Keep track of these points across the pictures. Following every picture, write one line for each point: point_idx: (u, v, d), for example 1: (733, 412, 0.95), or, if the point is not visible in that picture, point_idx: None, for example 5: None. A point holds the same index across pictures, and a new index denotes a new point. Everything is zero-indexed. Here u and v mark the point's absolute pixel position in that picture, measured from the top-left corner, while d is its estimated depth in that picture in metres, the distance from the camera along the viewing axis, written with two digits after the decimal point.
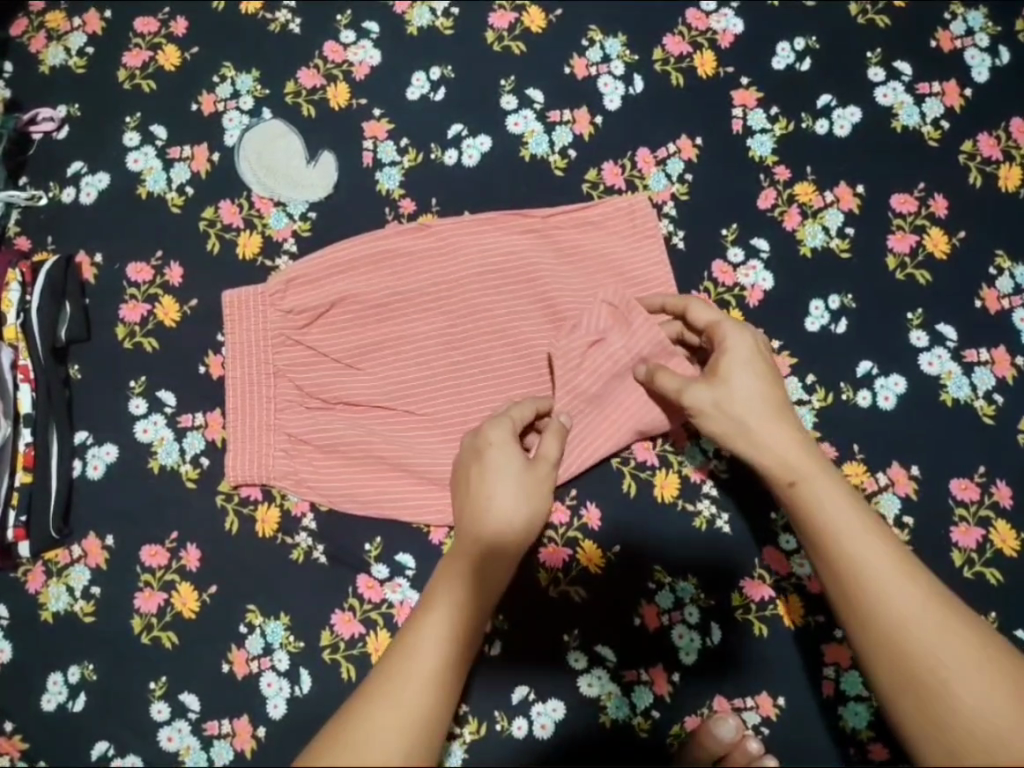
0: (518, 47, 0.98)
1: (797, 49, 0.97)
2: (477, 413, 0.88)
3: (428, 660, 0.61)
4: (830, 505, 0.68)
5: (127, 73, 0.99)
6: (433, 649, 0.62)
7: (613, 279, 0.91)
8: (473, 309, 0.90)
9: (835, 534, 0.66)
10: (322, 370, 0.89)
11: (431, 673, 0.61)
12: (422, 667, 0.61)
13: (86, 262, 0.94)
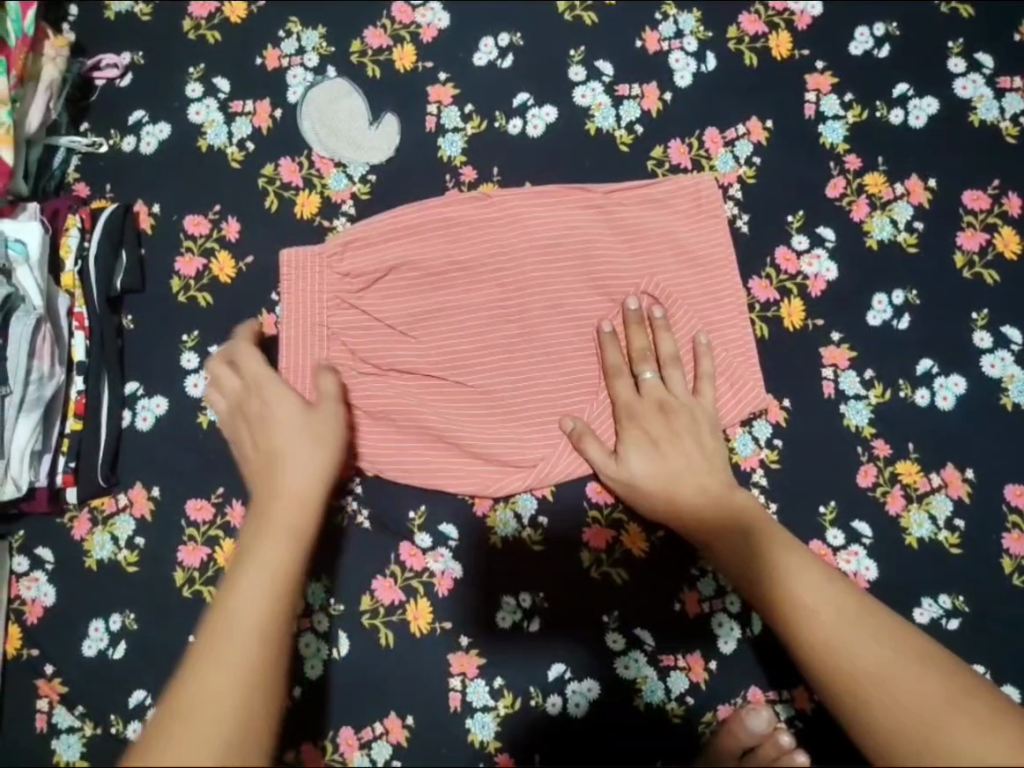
0: (589, 17, 0.96)
1: (876, 35, 0.95)
2: (532, 388, 0.87)
3: (252, 625, 0.53)
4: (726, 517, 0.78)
5: (192, 23, 0.98)
6: (266, 582, 0.55)
7: (675, 260, 0.90)
8: (530, 281, 0.88)
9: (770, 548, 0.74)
10: (373, 335, 0.88)
11: (248, 658, 0.51)
12: (252, 626, 0.53)
13: (144, 212, 0.94)
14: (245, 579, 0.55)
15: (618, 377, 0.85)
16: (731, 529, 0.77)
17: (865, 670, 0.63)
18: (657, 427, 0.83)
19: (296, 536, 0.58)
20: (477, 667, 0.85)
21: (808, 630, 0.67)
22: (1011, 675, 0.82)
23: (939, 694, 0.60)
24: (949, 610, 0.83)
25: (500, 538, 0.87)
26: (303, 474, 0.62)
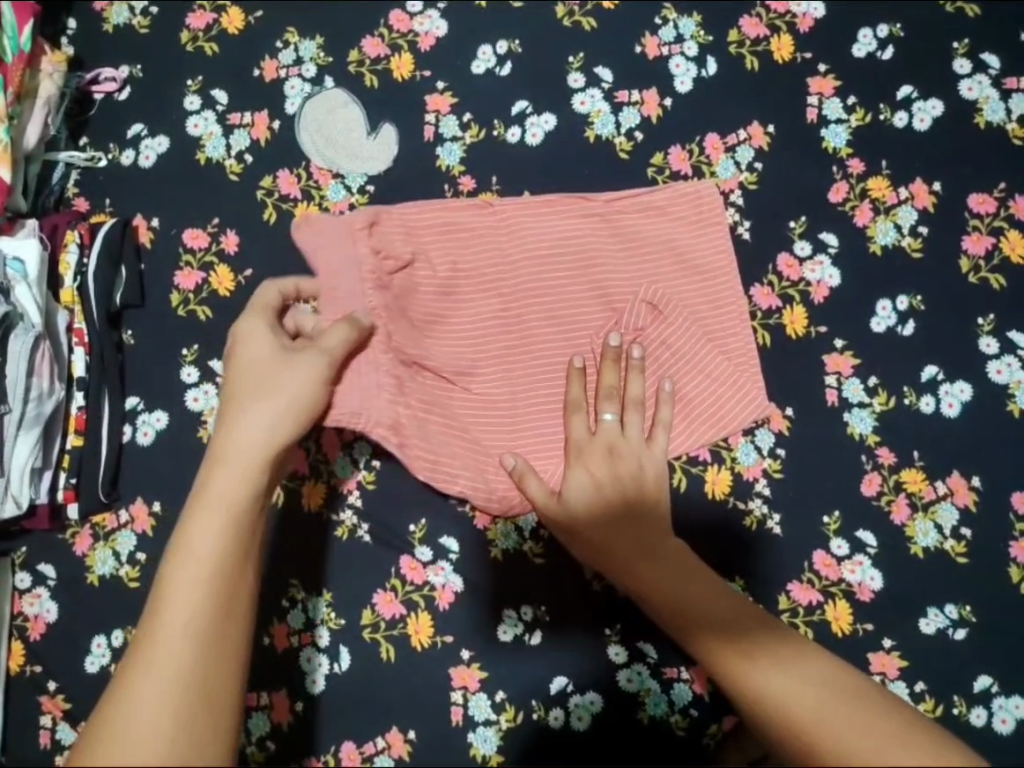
0: (588, 23, 0.95)
1: (880, 36, 0.93)
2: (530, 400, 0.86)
3: (183, 616, 0.54)
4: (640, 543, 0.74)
5: (190, 35, 0.97)
6: (194, 573, 0.56)
7: (674, 268, 0.88)
8: (528, 291, 0.87)
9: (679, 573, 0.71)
10: (397, 329, 0.81)
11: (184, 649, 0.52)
12: (178, 621, 0.53)
13: (142, 226, 0.93)
14: (179, 567, 0.56)
15: (575, 416, 0.80)
16: (656, 556, 0.72)
17: (781, 699, 0.59)
18: (599, 465, 0.77)
19: (229, 520, 0.59)
20: (479, 680, 0.84)
21: (713, 648, 0.65)
22: (1020, 686, 0.80)
23: (845, 709, 0.57)
24: (956, 621, 0.82)
25: (502, 552, 0.86)
26: (257, 433, 0.64)
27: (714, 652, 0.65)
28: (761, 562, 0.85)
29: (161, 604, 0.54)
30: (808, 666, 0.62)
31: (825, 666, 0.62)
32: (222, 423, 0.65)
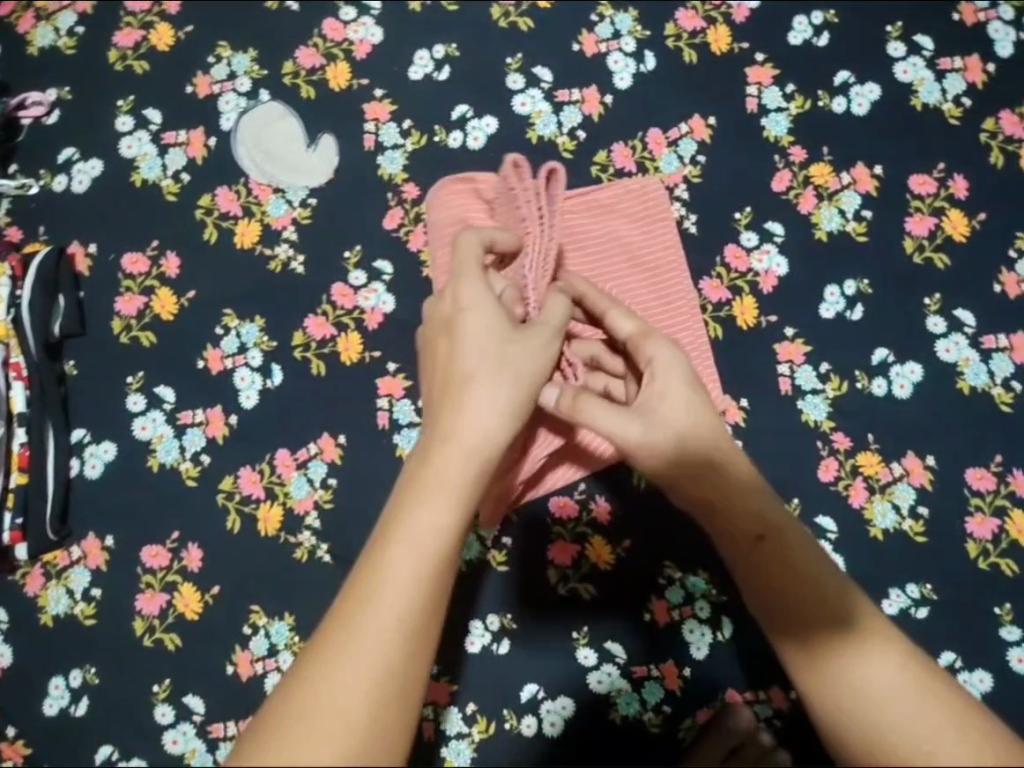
0: (524, 23, 0.94)
1: (815, 23, 0.94)
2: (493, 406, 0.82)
3: (398, 607, 0.53)
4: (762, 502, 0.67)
5: (118, 54, 0.95)
6: (404, 559, 0.54)
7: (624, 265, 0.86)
8: None
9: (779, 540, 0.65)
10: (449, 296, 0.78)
11: (395, 625, 0.53)
12: (399, 604, 0.53)
13: (79, 253, 0.91)
14: (400, 555, 0.55)
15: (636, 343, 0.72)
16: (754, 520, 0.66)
17: (885, 698, 0.59)
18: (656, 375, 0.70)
19: (453, 509, 0.57)
20: (449, 693, 0.84)
21: (805, 641, 0.63)
22: (984, 660, 0.81)
23: (946, 729, 0.57)
24: (918, 600, 0.83)
25: (465, 562, 0.86)
26: (475, 431, 0.59)
27: (804, 653, 0.63)
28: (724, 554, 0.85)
29: (384, 542, 0.56)
30: (910, 669, 0.60)
31: (896, 655, 0.61)
32: (452, 410, 0.60)
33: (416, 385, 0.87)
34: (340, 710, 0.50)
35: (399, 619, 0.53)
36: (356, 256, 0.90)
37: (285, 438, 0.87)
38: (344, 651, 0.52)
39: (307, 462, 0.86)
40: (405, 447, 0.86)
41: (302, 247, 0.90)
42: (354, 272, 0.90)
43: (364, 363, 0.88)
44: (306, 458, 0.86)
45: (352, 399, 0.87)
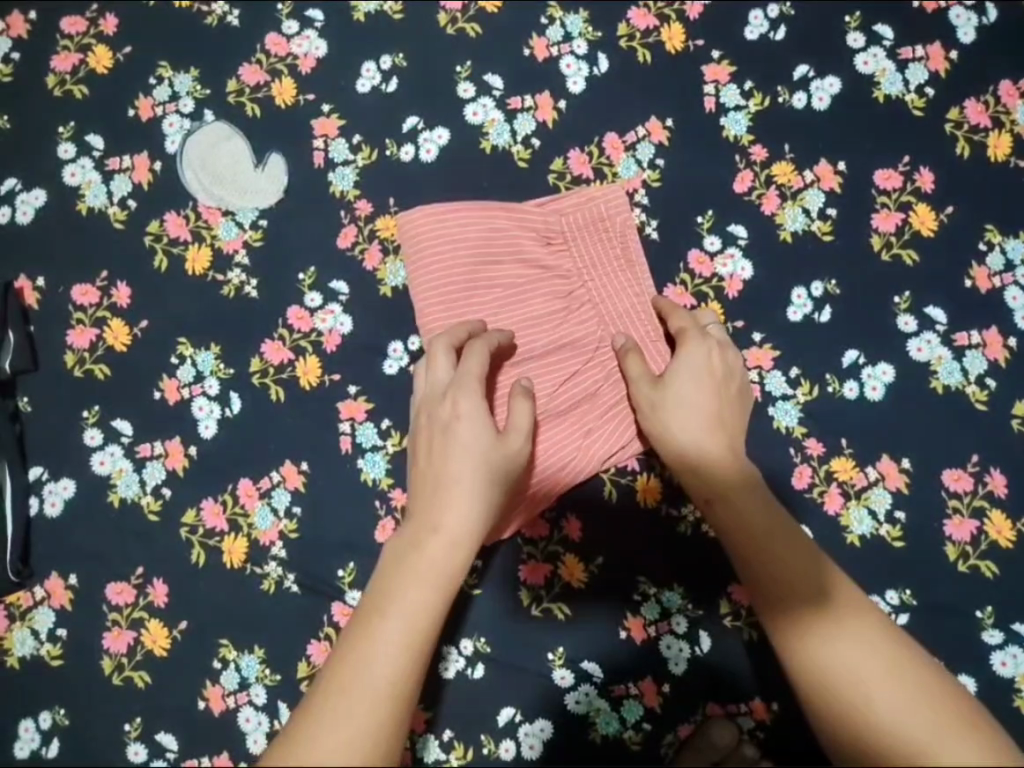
0: (473, 29, 0.92)
1: (771, 16, 0.91)
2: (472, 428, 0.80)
3: (388, 678, 0.57)
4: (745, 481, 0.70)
5: (56, 79, 0.92)
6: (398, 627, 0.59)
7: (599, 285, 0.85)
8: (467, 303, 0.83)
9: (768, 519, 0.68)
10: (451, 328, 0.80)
11: (385, 692, 0.56)
12: (391, 673, 0.57)
13: (28, 287, 0.89)
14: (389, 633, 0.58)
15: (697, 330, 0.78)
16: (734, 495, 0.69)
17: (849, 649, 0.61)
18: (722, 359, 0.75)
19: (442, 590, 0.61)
20: (425, 721, 0.83)
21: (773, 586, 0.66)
22: (966, 663, 0.80)
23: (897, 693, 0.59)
24: (897, 606, 0.81)
25: None
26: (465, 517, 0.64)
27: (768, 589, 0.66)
28: (698, 567, 0.84)
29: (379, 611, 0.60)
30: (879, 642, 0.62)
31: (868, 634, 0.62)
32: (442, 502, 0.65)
33: (378, 408, 0.85)
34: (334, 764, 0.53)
35: (391, 681, 0.57)
36: (311, 277, 0.88)
37: (246, 468, 0.85)
38: (341, 702, 0.56)
39: (270, 492, 0.85)
40: (369, 470, 0.85)
41: (255, 270, 0.88)
42: (309, 294, 0.88)
43: (324, 387, 0.86)
44: (268, 487, 0.85)
45: (313, 424, 0.86)
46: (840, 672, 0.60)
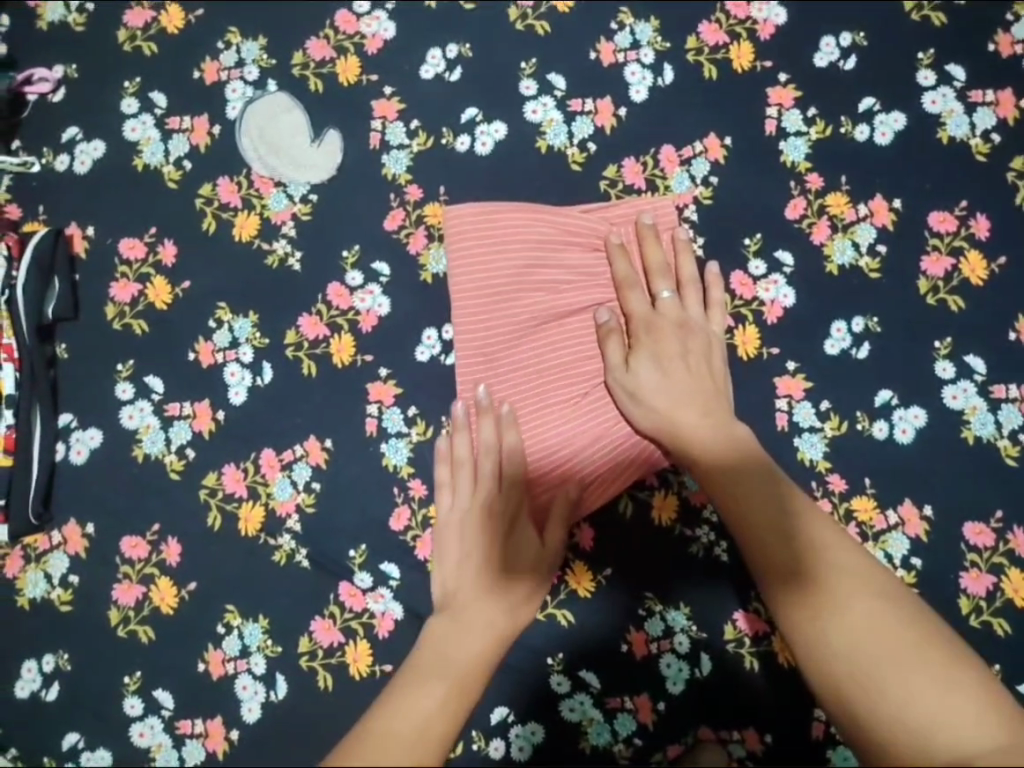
0: (541, 26, 0.92)
1: (842, 45, 0.90)
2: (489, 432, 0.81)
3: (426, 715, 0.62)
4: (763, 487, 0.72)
5: (127, 34, 0.94)
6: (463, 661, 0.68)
7: (631, 294, 0.83)
8: (501, 296, 0.84)
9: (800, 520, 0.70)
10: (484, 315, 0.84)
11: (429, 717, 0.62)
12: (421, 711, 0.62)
13: (77, 236, 0.90)
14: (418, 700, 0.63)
15: (661, 305, 0.83)
16: (757, 490, 0.72)
17: (875, 642, 0.62)
18: (677, 331, 0.81)
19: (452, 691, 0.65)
20: None
21: (796, 582, 0.67)
22: None
23: (933, 690, 0.59)
24: None
25: None
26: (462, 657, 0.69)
27: (789, 582, 0.67)
28: (705, 590, 0.84)
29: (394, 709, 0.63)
30: (927, 649, 0.61)
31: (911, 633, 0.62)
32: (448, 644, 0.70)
33: (407, 392, 0.86)
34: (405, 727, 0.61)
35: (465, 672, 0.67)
36: (354, 256, 0.88)
37: (270, 438, 0.86)
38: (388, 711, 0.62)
39: (291, 465, 0.85)
40: (391, 454, 0.85)
41: (300, 243, 0.89)
42: (350, 273, 0.88)
43: (355, 366, 0.87)
44: (290, 460, 0.85)
45: (341, 403, 0.86)
46: (860, 654, 0.61)
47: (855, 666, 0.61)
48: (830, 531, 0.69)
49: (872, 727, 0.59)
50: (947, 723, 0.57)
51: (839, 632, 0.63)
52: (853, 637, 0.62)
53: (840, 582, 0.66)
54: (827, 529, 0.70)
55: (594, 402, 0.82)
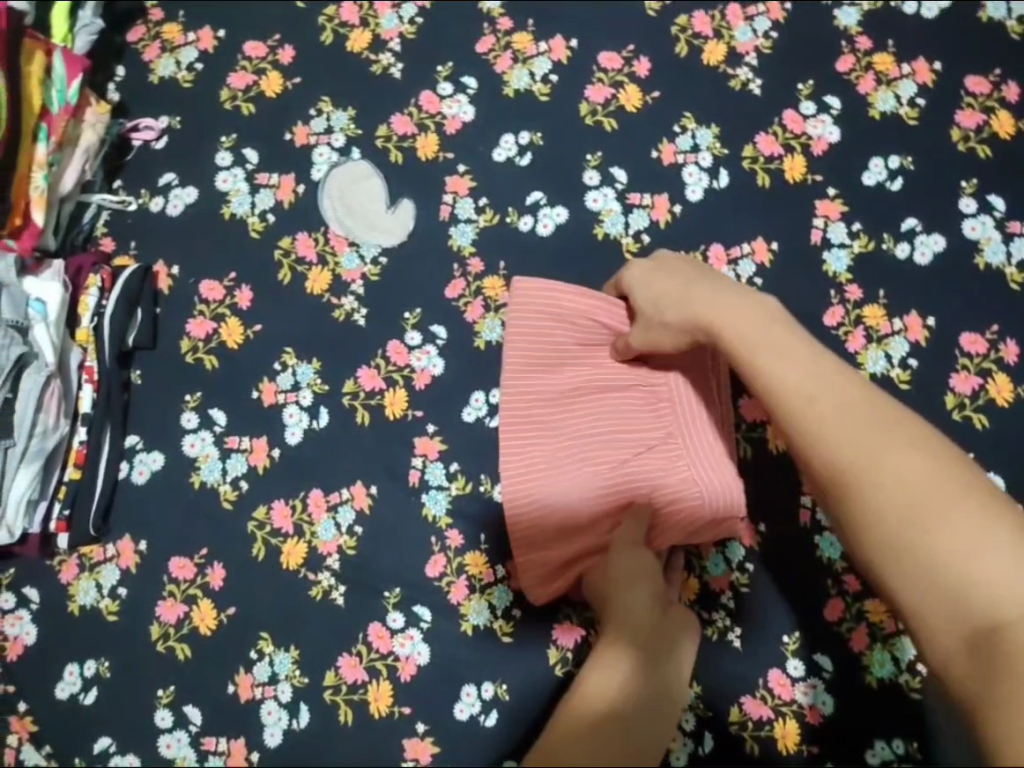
0: (609, 123, 0.99)
1: (890, 167, 0.96)
2: (533, 496, 0.83)
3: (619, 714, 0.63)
4: (790, 360, 0.69)
5: (230, 93, 1.03)
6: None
7: (645, 293, 0.81)
8: (550, 360, 0.88)
9: (825, 383, 0.67)
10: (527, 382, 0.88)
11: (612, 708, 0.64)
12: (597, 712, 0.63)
13: (163, 272, 0.99)
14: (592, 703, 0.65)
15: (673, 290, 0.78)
16: (784, 353, 0.69)
17: (907, 492, 0.62)
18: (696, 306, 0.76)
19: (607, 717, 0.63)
20: (431, 754, 0.85)
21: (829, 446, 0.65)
22: None
23: (958, 528, 0.60)
24: (902, 755, 0.83)
25: (473, 628, 0.87)
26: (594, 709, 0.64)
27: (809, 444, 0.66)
28: (717, 671, 0.87)
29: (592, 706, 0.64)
30: (959, 488, 0.62)
31: (926, 473, 0.62)
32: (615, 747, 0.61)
33: (450, 450, 0.91)
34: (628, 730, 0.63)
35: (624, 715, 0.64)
36: (415, 318, 0.95)
37: (320, 479, 0.92)
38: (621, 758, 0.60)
39: (337, 506, 0.91)
40: (431, 507, 0.90)
41: (367, 301, 0.96)
42: (410, 332, 0.95)
43: (405, 420, 0.92)
44: (336, 502, 0.91)
45: (388, 453, 0.92)
46: (892, 508, 0.62)
47: (887, 511, 0.62)
48: (855, 394, 0.67)
49: (890, 580, 0.62)
50: (961, 576, 0.58)
51: (874, 494, 0.63)
52: (887, 496, 0.62)
53: (871, 446, 0.64)
54: (851, 387, 0.67)
55: (640, 464, 0.81)
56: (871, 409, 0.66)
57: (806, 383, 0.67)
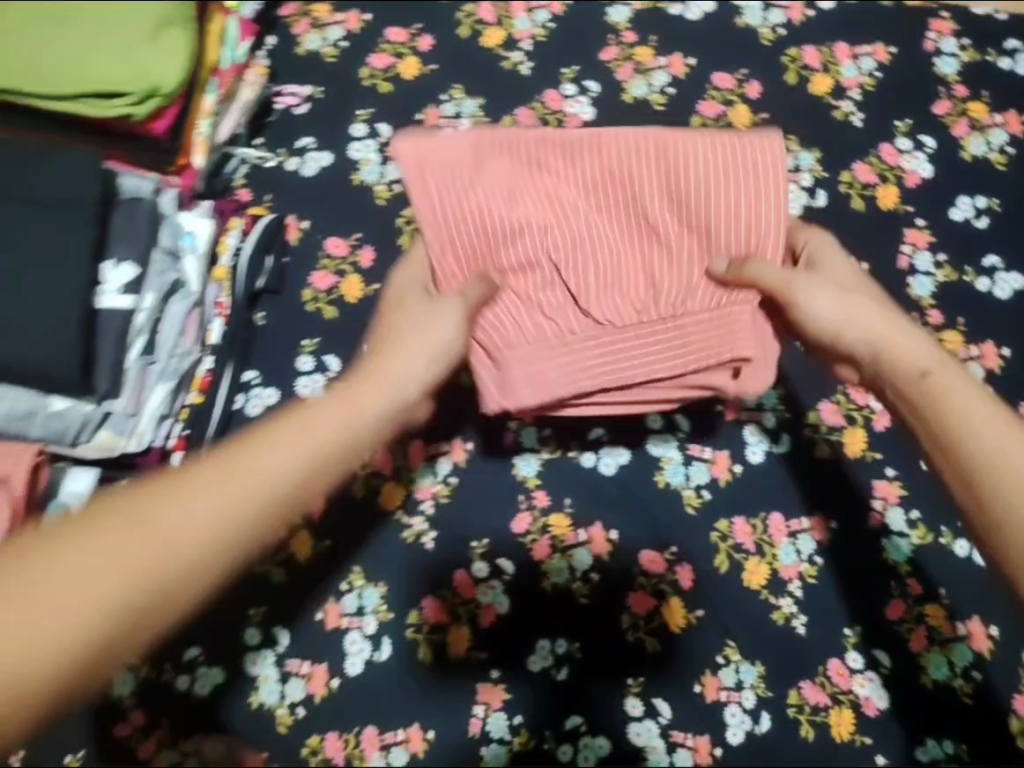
0: (719, 136, 1.06)
1: (977, 205, 1.03)
2: (502, 186, 0.75)
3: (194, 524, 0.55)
4: (869, 314, 0.72)
5: (369, 72, 1.12)
6: (146, 562, 0.52)
7: (657, 165, 0.76)
8: (593, 210, 0.77)
9: (901, 336, 0.71)
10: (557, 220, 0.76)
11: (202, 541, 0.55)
12: (212, 517, 0.56)
13: (293, 225, 1.06)
14: (178, 519, 0.54)
15: (839, 283, 0.75)
16: (853, 296, 0.73)
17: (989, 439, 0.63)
18: (864, 300, 0.73)
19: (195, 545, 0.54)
20: (502, 701, 0.89)
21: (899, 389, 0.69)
22: None
23: None
24: (950, 755, 0.87)
25: (552, 584, 0.92)
26: (177, 523, 0.54)
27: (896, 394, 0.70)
28: (783, 655, 0.91)
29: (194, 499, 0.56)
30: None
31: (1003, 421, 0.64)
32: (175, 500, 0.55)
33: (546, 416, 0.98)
34: (170, 539, 0.53)
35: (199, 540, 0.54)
36: None
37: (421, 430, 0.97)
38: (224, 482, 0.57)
39: (436, 458, 0.97)
40: (522, 467, 0.97)
41: None
42: None
43: None
44: (436, 455, 0.97)
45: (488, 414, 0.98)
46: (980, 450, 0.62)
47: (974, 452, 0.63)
48: (941, 353, 0.70)
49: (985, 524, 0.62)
50: None
51: (962, 439, 0.64)
52: (970, 442, 0.63)
53: (952, 400, 0.66)
54: (943, 351, 0.71)
55: (539, 302, 0.77)
56: (964, 369, 0.68)
57: (885, 329, 0.71)
